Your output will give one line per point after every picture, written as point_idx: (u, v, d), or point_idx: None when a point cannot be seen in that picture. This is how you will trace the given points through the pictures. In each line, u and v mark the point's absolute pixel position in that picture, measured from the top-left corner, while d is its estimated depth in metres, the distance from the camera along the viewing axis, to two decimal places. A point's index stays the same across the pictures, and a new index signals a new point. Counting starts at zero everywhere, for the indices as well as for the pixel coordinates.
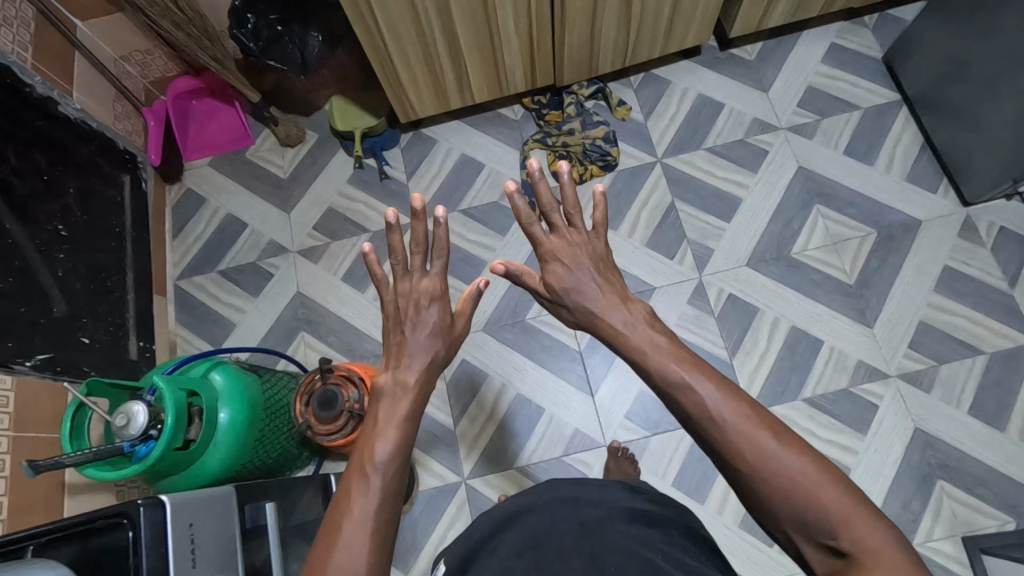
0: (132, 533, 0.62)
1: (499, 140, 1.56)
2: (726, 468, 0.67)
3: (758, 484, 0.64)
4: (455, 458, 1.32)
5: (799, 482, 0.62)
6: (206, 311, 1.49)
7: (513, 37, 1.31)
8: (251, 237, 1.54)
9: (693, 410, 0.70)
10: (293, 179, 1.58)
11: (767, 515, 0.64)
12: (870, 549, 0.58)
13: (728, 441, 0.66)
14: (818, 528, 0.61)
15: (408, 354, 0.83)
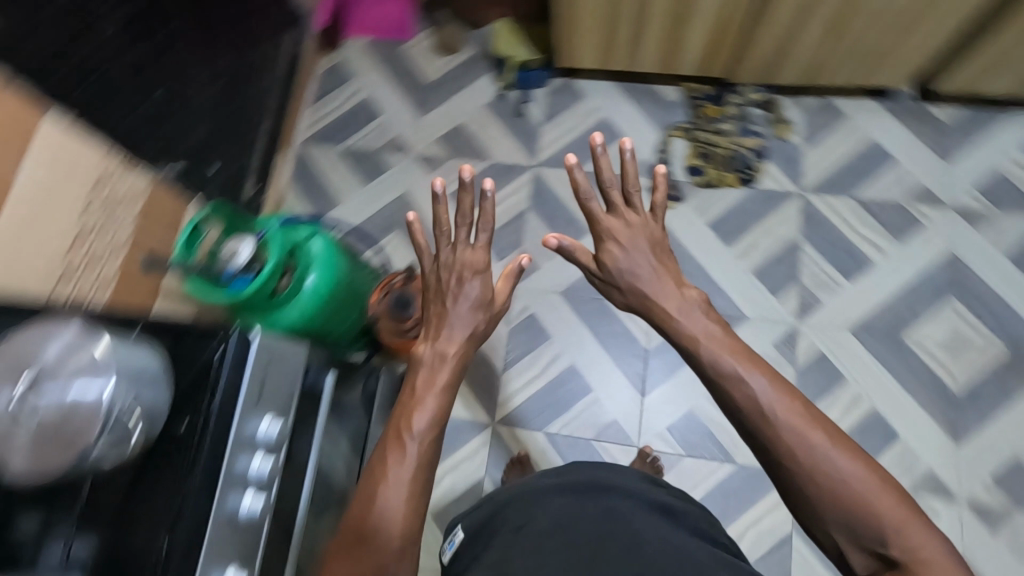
0: (221, 347, 0.68)
1: (644, 116, 1.49)
2: (777, 469, 0.65)
3: (812, 488, 0.62)
4: (492, 401, 1.35)
5: (855, 489, 0.61)
6: (317, 181, 1.55)
7: (708, 15, 1.24)
8: (379, 127, 1.57)
9: (748, 410, 0.67)
10: (436, 86, 1.59)
11: (813, 519, 0.63)
12: (918, 557, 0.58)
13: (783, 442, 0.64)
14: (868, 535, 0.60)
15: (449, 327, 0.87)
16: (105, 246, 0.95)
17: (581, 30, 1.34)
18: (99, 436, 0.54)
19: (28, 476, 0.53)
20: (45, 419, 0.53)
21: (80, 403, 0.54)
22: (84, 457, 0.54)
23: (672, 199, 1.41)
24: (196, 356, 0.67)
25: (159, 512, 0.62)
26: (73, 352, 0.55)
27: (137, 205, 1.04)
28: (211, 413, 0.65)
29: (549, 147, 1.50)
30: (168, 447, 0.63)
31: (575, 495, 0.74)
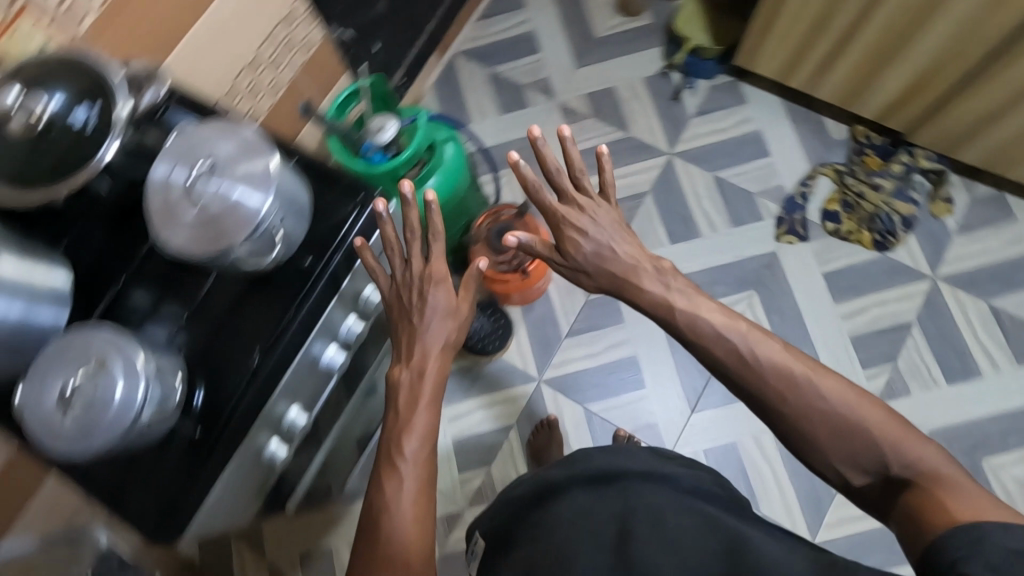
0: (356, 211, 0.69)
1: (800, 143, 1.41)
2: (768, 414, 0.65)
3: (804, 423, 0.62)
4: (544, 359, 1.34)
5: (845, 414, 0.60)
6: (457, 94, 1.55)
7: (921, 58, 1.15)
8: (534, 63, 1.55)
9: (725, 357, 0.67)
10: (603, 41, 1.54)
11: (813, 454, 0.62)
12: (924, 471, 0.57)
13: (763, 381, 0.64)
14: (866, 457, 0.59)
15: (423, 324, 0.74)
16: (266, 82, 1.00)
17: (778, 31, 1.27)
18: (241, 241, 0.57)
19: (177, 253, 0.58)
20: (207, 208, 0.57)
21: (237, 205, 0.57)
22: (224, 255, 0.58)
23: (796, 234, 1.35)
24: (337, 204, 0.70)
25: (262, 331, 0.66)
26: (247, 158, 0.58)
27: (306, 54, 1.08)
28: (332, 261, 0.68)
29: (692, 140, 1.44)
30: (288, 276, 0.67)
31: (598, 487, 0.69)
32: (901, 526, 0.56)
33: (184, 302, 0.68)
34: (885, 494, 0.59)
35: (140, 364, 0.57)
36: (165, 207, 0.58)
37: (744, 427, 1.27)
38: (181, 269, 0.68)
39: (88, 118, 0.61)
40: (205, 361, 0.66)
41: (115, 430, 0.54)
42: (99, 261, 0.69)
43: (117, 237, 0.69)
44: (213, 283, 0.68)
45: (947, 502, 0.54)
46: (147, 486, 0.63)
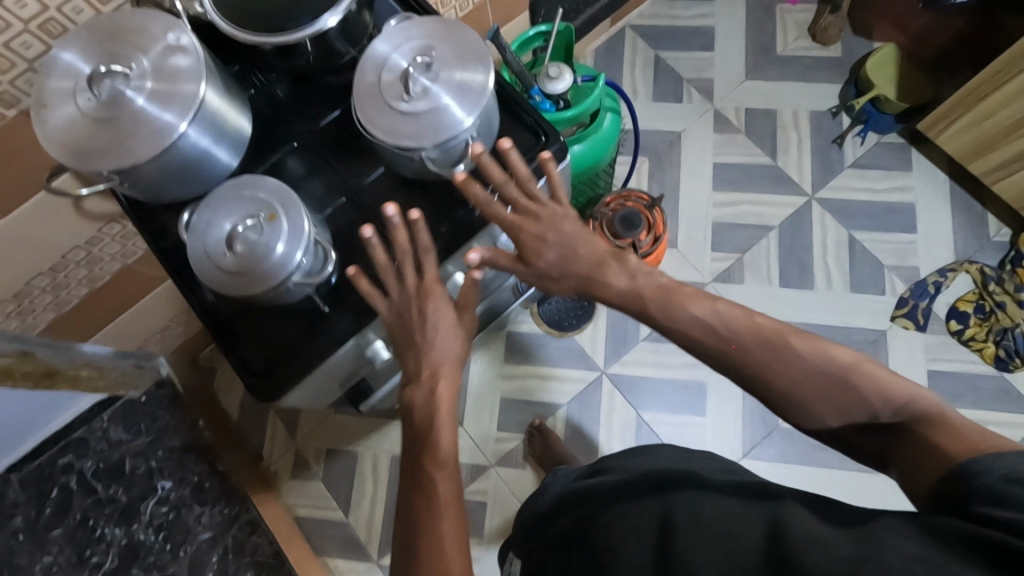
0: (535, 150, 0.67)
1: (953, 231, 1.32)
2: (753, 388, 0.61)
3: (793, 388, 0.59)
4: (614, 353, 1.32)
5: (833, 372, 0.58)
6: (615, 67, 1.49)
7: None
8: (702, 60, 1.48)
9: (703, 335, 0.62)
10: (782, 61, 1.46)
11: (803, 414, 0.59)
12: (915, 414, 0.55)
13: (750, 346, 0.60)
14: (865, 420, 0.58)
15: (433, 343, 0.64)
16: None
17: (978, 112, 1.17)
18: (433, 146, 0.57)
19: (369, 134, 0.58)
20: (409, 104, 0.57)
21: (441, 109, 0.57)
22: (410, 155, 0.58)
23: (913, 321, 1.27)
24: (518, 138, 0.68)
25: None
26: (463, 67, 0.58)
27: None
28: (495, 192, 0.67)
29: (839, 190, 1.36)
30: (449, 193, 0.67)
31: (633, 492, 0.60)
32: (903, 475, 0.54)
33: (346, 184, 0.69)
34: (884, 444, 0.57)
35: (305, 229, 0.58)
36: (370, 90, 0.58)
37: (790, 490, 1.21)
38: (353, 151, 0.69)
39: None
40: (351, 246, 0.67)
41: (267, 280, 0.56)
42: (281, 121, 0.71)
43: (307, 107, 0.71)
44: (378, 176, 0.69)
45: (953, 439, 0.51)
46: (261, 342, 0.64)
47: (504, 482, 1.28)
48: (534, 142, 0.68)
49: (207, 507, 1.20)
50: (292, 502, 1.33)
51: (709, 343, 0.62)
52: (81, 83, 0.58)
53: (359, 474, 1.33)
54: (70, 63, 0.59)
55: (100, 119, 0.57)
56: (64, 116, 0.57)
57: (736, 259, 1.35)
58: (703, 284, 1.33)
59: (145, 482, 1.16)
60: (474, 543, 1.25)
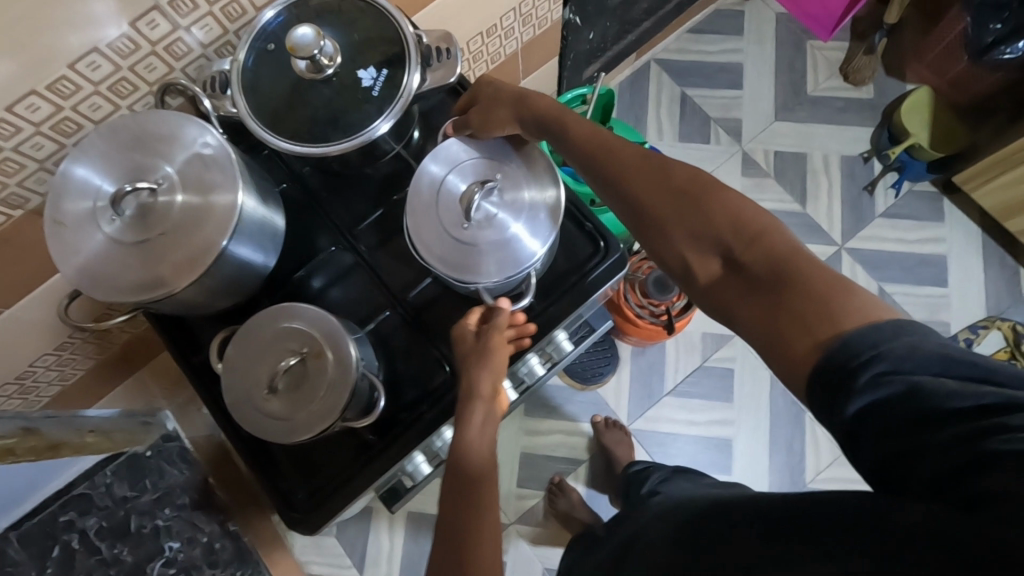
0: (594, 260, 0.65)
1: (985, 286, 1.29)
2: (637, 217, 0.52)
3: (672, 217, 0.50)
4: (638, 408, 1.29)
5: (715, 213, 0.48)
6: (641, 104, 1.44)
7: None
8: (731, 99, 1.43)
9: (597, 161, 0.55)
10: (812, 103, 1.41)
11: (661, 240, 0.50)
12: (786, 256, 0.44)
13: (656, 191, 0.51)
14: (730, 245, 0.47)
15: (480, 356, 0.58)
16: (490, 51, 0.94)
17: (1012, 172, 1.17)
18: (496, 278, 0.54)
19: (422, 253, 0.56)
20: (471, 230, 0.55)
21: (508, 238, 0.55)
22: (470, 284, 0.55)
23: None
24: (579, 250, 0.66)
25: None
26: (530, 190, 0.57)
27: (535, 33, 1.00)
28: (547, 310, 0.64)
29: (871, 240, 1.32)
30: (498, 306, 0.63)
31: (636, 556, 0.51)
32: (756, 324, 0.43)
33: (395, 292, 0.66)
34: (748, 290, 0.45)
35: (355, 363, 0.52)
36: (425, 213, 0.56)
37: None
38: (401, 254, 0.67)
39: (375, 84, 0.56)
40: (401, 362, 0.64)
41: (315, 426, 0.51)
42: (320, 217, 0.67)
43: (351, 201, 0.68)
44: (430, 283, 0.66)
45: (828, 301, 0.40)
46: (304, 470, 0.62)
47: (525, 540, 1.24)
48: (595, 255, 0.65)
49: (218, 569, 1.16)
50: (304, 558, 1.29)
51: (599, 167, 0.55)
52: (106, 204, 0.52)
53: (374, 527, 1.29)
54: (88, 178, 0.53)
55: (129, 244, 0.52)
56: (87, 242, 0.52)
57: None
58: (731, 336, 1.30)
59: (153, 542, 1.12)
60: None
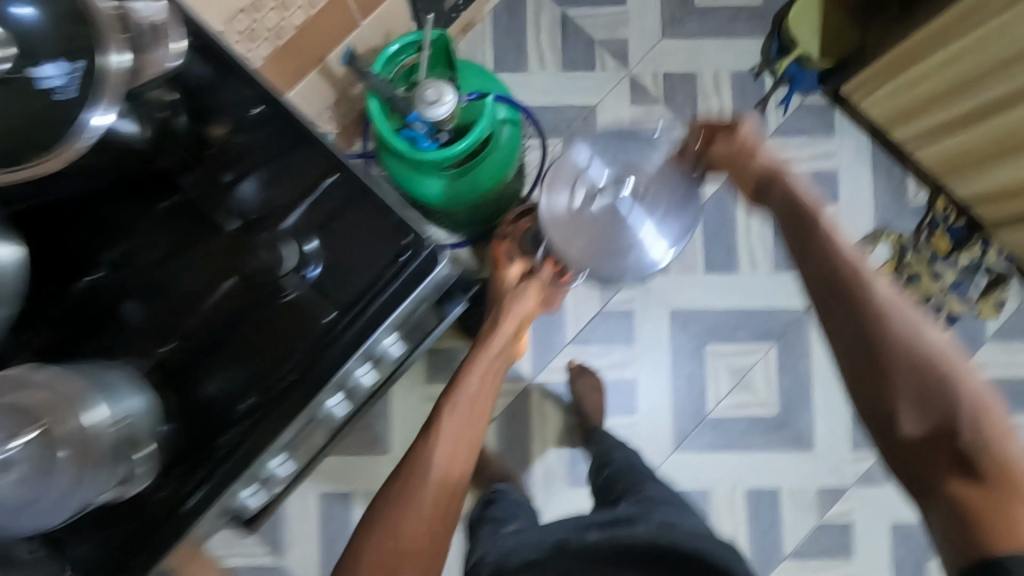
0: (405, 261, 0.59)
1: (874, 198, 1.28)
2: (873, 373, 0.60)
3: (875, 367, 0.60)
4: (542, 360, 1.26)
5: (931, 373, 0.58)
6: (519, 31, 1.30)
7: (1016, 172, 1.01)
8: (615, 17, 1.30)
9: (845, 314, 0.63)
10: (701, 13, 1.31)
11: (881, 396, 0.60)
12: (991, 441, 0.55)
13: (899, 365, 0.59)
14: (930, 406, 0.58)
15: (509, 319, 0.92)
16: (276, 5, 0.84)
17: (898, 81, 1.10)
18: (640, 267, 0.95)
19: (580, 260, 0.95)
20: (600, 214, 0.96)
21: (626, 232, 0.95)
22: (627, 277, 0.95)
23: None
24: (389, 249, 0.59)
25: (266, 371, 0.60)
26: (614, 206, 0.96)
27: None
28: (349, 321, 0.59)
29: (763, 161, 1.28)
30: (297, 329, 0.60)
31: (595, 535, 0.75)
32: (950, 503, 0.54)
33: (190, 304, 0.61)
34: (949, 467, 0.56)
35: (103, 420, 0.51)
36: (565, 209, 0.95)
37: (720, 475, 1.24)
38: (190, 264, 0.61)
39: (64, 85, 0.45)
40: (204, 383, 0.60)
41: (83, 491, 0.50)
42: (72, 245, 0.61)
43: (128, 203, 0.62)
44: (229, 289, 0.61)
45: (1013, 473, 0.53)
46: (98, 516, 0.58)
47: None
48: (408, 262, 0.59)
49: None
50: (218, 552, 1.24)
51: (837, 318, 0.63)
52: None
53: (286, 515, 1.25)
54: None
55: None
56: None
57: None
58: None
59: None
60: None
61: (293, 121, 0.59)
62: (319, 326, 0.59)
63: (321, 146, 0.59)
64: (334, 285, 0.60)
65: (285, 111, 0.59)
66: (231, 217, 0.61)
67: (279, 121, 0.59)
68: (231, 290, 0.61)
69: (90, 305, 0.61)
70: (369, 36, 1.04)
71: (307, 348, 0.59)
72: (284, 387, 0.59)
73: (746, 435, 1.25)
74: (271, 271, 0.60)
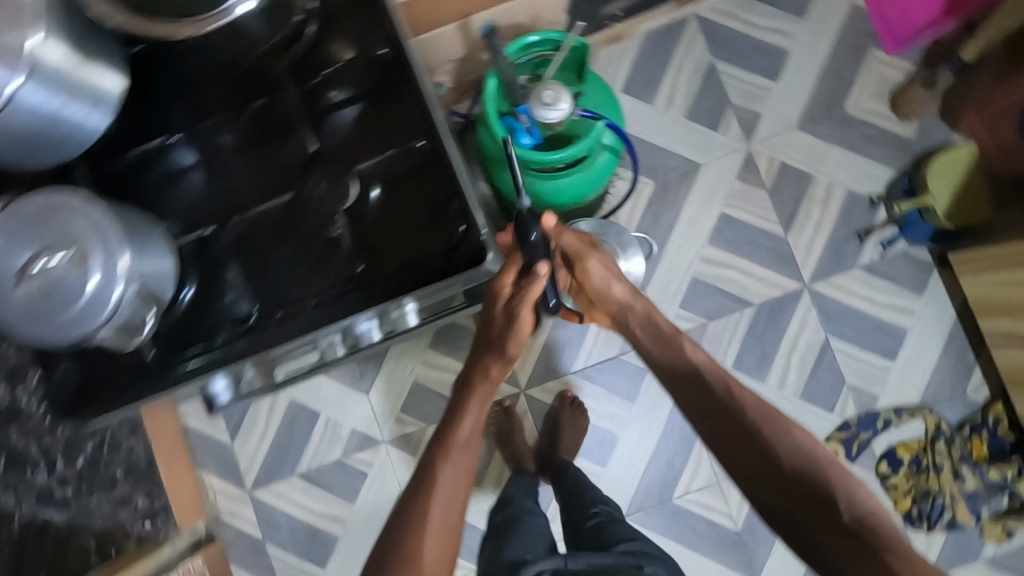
0: (458, 231, 0.56)
1: (931, 371, 1.21)
2: (728, 439, 0.75)
3: (739, 467, 0.73)
4: (540, 377, 1.25)
5: (780, 454, 0.72)
6: (662, 65, 1.27)
7: None
8: (760, 90, 1.26)
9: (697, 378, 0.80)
10: (844, 122, 1.25)
11: (743, 457, 0.73)
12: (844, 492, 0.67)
13: (750, 439, 0.74)
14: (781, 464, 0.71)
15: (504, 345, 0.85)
16: None
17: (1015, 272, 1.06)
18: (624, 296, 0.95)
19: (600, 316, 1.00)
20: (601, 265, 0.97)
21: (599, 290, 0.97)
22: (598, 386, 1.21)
23: (845, 449, 1.19)
24: (438, 228, 0.57)
25: (290, 296, 0.57)
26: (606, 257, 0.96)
27: None
28: (393, 279, 0.56)
29: (838, 288, 1.23)
30: (332, 269, 0.57)
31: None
32: (826, 528, 0.65)
33: (244, 193, 0.58)
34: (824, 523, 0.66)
35: (101, 310, 0.47)
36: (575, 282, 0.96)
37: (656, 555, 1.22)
38: (252, 172, 0.58)
39: None
40: (231, 254, 0.58)
41: (71, 330, 0.47)
42: (192, 95, 0.58)
43: (234, 69, 0.58)
44: (281, 205, 0.57)
45: (891, 550, 0.61)
46: (92, 361, 0.58)
47: (392, 463, 1.27)
48: (447, 262, 0.56)
49: None
50: (182, 409, 1.29)
51: (716, 420, 0.77)
52: None
53: (254, 410, 1.29)
54: None
55: None
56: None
57: (700, 324, 1.24)
58: None
59: None
60: (345, 506, 1.27)
61: (400, 70, 0.57)
62: (341, 270, 0.57)
63: (417, 99, 0.56)
64: (368, 242, 0.57)
65: (400, 58, 0.56)
66: (314, 142, 0.57)
67: (392, 67, 0.57)
68: (288, 206, 0.57)
69: (143, 159, 0.58)
70: (518, 15, 1.02)
71: (325, 282, 0.57)
72: (297, 305, 0.57)
73: (698, 534, 1.22)
74: (321, 201, 0.57)
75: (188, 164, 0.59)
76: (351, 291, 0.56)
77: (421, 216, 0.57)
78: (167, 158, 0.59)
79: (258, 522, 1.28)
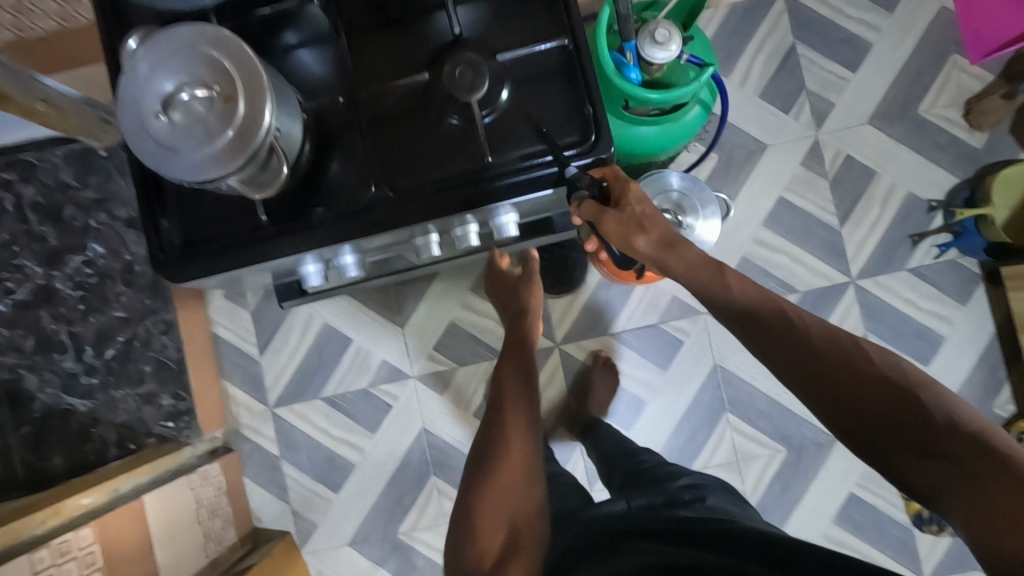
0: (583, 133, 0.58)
1: (961, 381, 1.23)
2: (800, 373, 0.61)
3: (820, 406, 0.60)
4: (577, 335, 1.25)
5: (861, 377, 0.59)
6: (743, 40, 1.25)
7: None
8: (837, 80, 1.26)
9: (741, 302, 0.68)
10: (915, 123, 1.25)
11: (821, 393, 0.60)
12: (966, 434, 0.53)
13: (824, 365, 0.60)
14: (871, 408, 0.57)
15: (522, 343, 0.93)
16: None
17: None
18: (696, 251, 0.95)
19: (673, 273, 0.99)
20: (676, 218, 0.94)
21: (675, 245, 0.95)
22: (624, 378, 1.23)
23: None
24: (562, 127, 0.58)
25: (406, 175, 0.58)
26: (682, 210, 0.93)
27: None
28: (513, 170, 0.57)
29: (884, 288, 1.24)
30: (453, 154, 0.58)
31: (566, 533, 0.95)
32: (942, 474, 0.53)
33: (374, 69, 0.59)
34: (936, 468, 0.53)
35: (236, 158, 0.45)
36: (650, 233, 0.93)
37: None
38: (379, 52, 0.59)
39: None
40: (352, 127, 0.58)
41: (205, 170, 0.45)
42: None
43: None
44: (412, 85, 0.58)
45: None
46: (195, 219, 0.58)
47: (418, 399, 1.27)
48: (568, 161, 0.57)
49: (130, 290, 1.14)
50: (214, 318, 1.28)
51: (771, 339, 0.64)
52: None
53: (286, 328, 1.28)
54: None
55: None
56: None
57: None
58: (698, 311, 1.25)
59: (79, 237, 1.12)
60: (365, 435, 1.27)
61: None
62: (462, 156, 0.58)
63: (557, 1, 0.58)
64: (492, 132, 0.58)
65: None
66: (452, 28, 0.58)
67: None
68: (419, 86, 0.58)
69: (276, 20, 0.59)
70: None
71: (445, 166, 0.58)
72: (414, 186, 0.57)
73: None
74: (450, 88, 0.55)
75: (304, 39, 0.60)
76: (471, 177, 0.57)
77: (544, 116, 0.58)
78: (288, 28, 0.59)
79: (277, 440, 1.28)
